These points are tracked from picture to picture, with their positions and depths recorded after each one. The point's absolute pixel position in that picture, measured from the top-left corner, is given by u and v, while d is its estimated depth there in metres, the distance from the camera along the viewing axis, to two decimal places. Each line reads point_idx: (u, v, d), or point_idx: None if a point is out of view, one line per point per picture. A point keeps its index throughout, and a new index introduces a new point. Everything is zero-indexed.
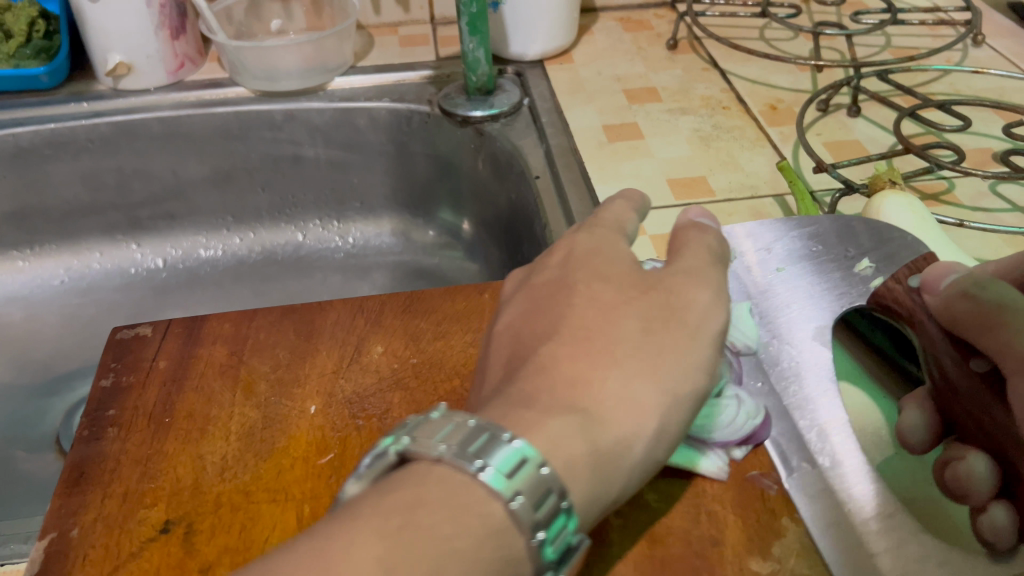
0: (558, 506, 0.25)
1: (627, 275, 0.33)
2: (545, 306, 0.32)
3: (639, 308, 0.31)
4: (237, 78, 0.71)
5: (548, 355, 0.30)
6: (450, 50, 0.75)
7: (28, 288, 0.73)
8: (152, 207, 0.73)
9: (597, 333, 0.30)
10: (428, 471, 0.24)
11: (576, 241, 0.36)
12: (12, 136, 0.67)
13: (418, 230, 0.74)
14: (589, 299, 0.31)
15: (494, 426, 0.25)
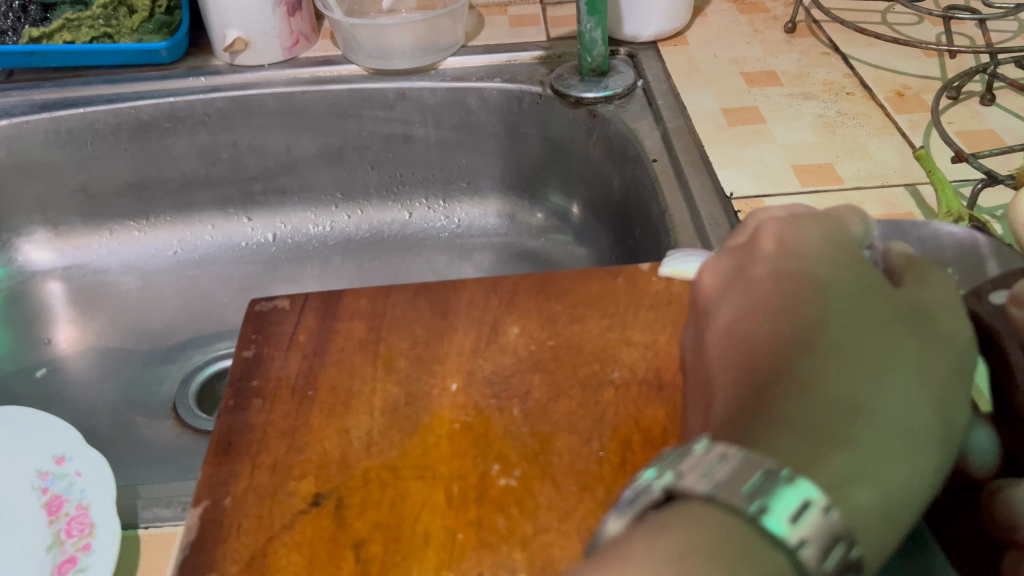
0: (845, 559, 0.22)
1: (869, 283, 0.30)
2: (775, 309, 0.29)
3: (897, 327, 0.29)
4: (350, 56, 0.71)
5: (797, 365, 0.27)
6: (561, 30, 0.74)
7: (142, 258, 0.74)
8: (264, 181, 0.74)
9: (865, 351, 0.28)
10: (697, 511, 0.22)
11: (780, 233, 0.33)
12: (134, 109, 0.69)
13: (524, 212, 0.73)
14: (839, 305, 0.29)
15: (763, 460, 0.23)
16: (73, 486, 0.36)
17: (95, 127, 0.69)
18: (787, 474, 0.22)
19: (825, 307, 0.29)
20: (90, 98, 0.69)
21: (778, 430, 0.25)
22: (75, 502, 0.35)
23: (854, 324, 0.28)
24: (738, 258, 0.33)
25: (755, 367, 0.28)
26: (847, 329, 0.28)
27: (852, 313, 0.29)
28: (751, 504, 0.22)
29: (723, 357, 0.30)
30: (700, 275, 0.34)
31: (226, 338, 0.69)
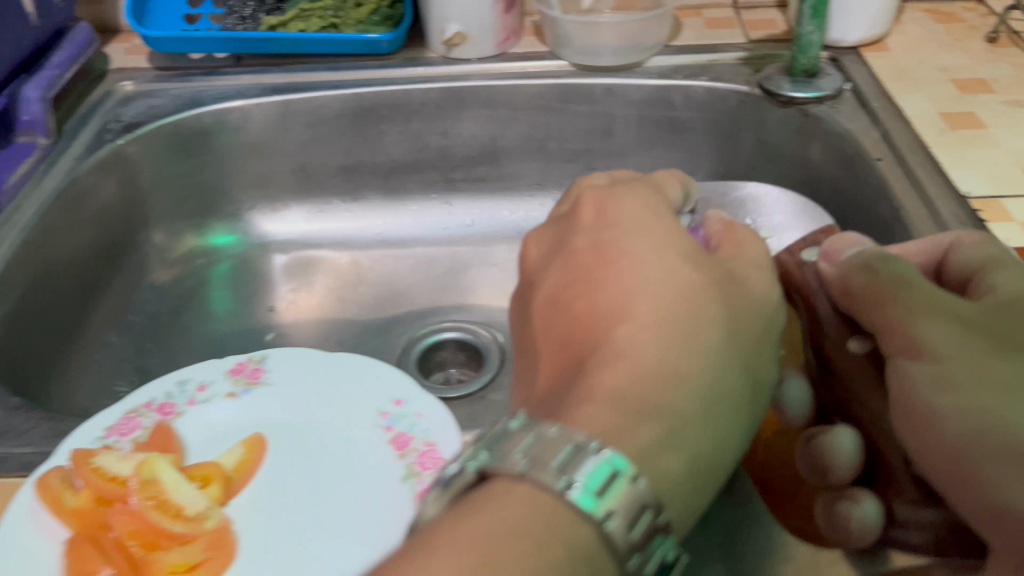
0: (650, 523, 0.29)
1: (687, 262, 0.37)
2: (588, 287, 0.37)
3: (693, 296, 0.35)
4: (559, 52, 0.75)
5: (608, 333, 0.34)
6: (759, 34, 0.76)
7: (348, 232, 0.78)
8: (466, 169, 0.78)
9: (598, 295, 0.36)
10: (510, 487, 0.28)
11: (634, 218, 0.39)
12: (357, 96, 0.73)
13: None
14: (644, 273, 0.36)
15: (580, 438, 0.29)
16: (415, 426, 0.41)
17: (320, 112, 0.74)
18: (598, 450, 0.28)
19: (667, 283, 0.35)
20: (315, 84, 0.74)
21: (589, 402, 0.31)
22: (422, 439, 0.40)
23: (668, 298, 0.35)
24: (559, 232, 0.41)
25: (577, 344, 0.35)
26: (659, 303, 0.34)
27: (665, 283, 0.35)
28: (570, 485, 0.27)
29: (548, 327, 0.37)
30: (570, 241, 0.40)
31: (436, 315, 0.72)
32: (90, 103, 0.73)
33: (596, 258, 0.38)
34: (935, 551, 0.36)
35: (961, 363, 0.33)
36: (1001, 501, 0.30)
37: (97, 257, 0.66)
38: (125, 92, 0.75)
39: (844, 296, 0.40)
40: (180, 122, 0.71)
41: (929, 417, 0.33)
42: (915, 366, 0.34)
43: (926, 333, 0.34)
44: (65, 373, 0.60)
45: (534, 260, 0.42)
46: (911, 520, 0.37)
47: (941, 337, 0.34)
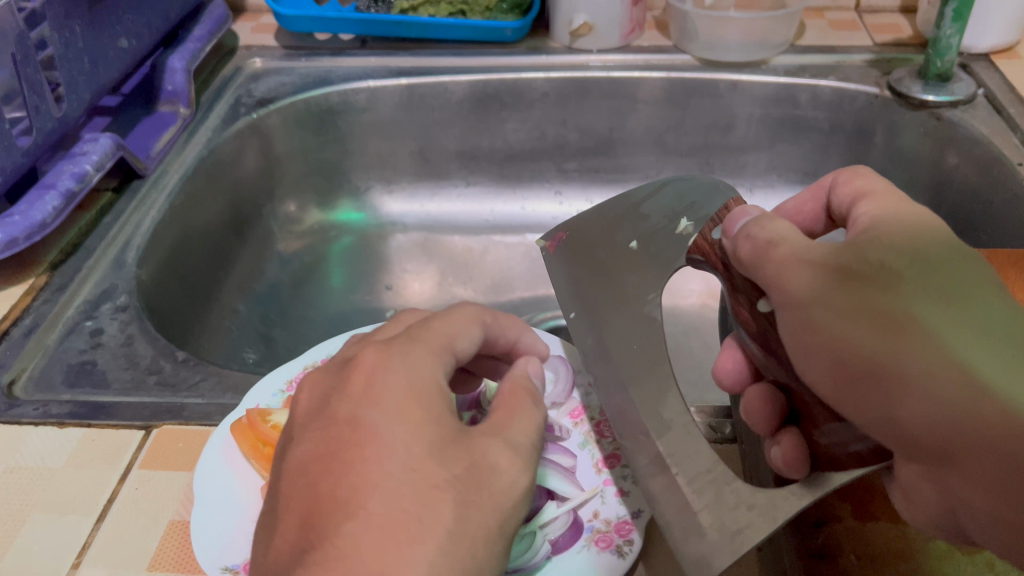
0: None
1: (429, 445, 0.29)
2: (336, 458, 0.29)
3: (395, 486, 0.27)
4: (683, 46, 0.75)
5: (330, 523, 0.27)
6: (885, 37, 0.76)
7: (462, 217, 0.80)
8: (582, 160, 0.78)
9: (354, 467, 0.28)
10: None
11: (402, 373, 0.32)
12: (483, 81, 0.73)
13: None
14: (389, 466, 0.28)
15: None
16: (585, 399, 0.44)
17: (444, 96, 0.74)
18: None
19: (359, 452, 0.29)
20: (443, 68, 0.74)
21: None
22: (594, 414, 0.43)
23: (385, 477, 0.28)
24: (333, 385, 0.32)
25: (312, 526, 0.27)
26: (378, 479, 0.28)
27: (412, 480, 0.28)
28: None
29: (290, 502, 0.29)
30: (350, 379, 0.32)
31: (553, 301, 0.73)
32: (221, 78, 0.74)
33: (356, 422, 0.30)
34: (859, 463, 0.30)
35: (821, 305, 0.30)
36: (885, 412, 0.28)
37: (230, 227, 0.68)
38: (254, 69, 0.76)
39: (738, 263, 0.36)
40: (309, 99, 0.72)
41: (809, 352, 0.31)
42: (791, 316, 0.32)
43: (794, 280, 0.31)
44: (204, 332, 0.60)
45: (300, 415, 0.32)
46: (842, 433, 0.31)
47: (807, 281, 0.31)
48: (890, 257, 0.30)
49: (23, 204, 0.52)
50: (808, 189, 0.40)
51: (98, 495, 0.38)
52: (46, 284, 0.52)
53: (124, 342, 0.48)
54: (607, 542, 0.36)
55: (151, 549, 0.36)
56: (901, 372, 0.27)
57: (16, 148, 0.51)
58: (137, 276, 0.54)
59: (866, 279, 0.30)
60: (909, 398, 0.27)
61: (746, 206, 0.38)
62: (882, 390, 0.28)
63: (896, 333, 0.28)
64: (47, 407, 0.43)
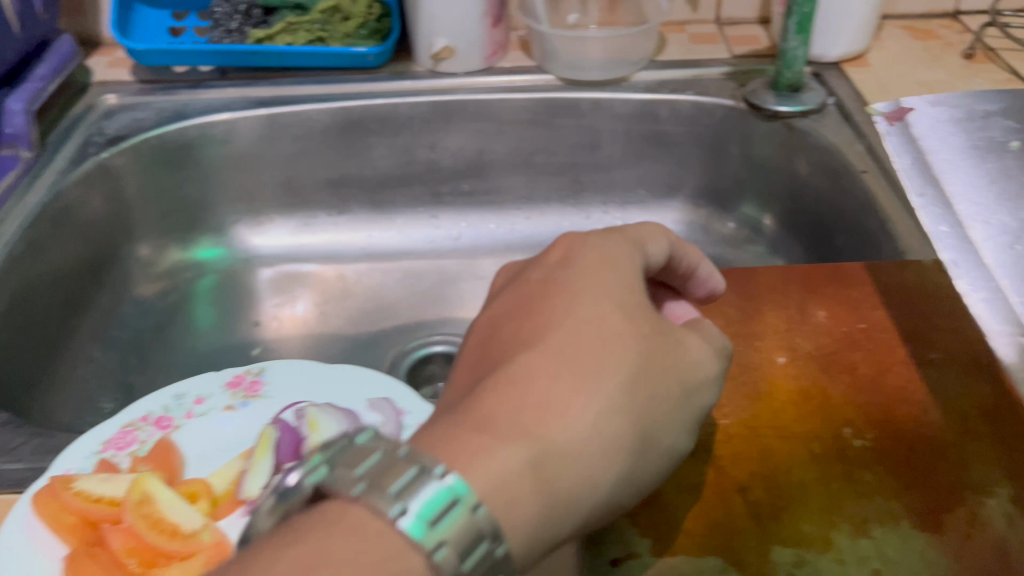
0: (487, 555, 0.26)
1: (628, 310, 0.34)
2: (530, 308, 0.35)
3: (608, 360, 0.32)
4: (545, 66, 0.75)
5: (520, 372, 0.31)
6: (742, 49, 0.77)
7: (335, 249, 0.77)
8: (453, 183, 0.78)
9: (561, 332, 0.33)
10: (342, 509, 0.25)
11: (601, 287, 0.35)
12: (345, 109, 0.72)
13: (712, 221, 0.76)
14: (585, 319, 0.33)
15: (429, 464, 0.26)
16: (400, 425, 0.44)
17: (306, 125, 0.73)
18: (442, 476, 0.26)
19: (564, 333, 0.33)
20: (303, 97, 0.73)
21: (532, 430, 0.29)
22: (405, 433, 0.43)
23: (567, 346, 0.32)
24: (533, 269, 0.38)
25: (486, 365, 0.33)
26: (598, 363, 0.32)
27: (601, 322, 0.33)
28: (401, 509, 0.25)
29: (483, 353, 0.34)
30: (519, 283, 0.37)
31: (426, 328, 0.72)
32: (72, 117, 0.71)
33: (537, 293, 0.36)
34: None
35: None
36: None
37: (83, 272, 0.65)
38: (107, 106, 0.73)
39: None
40: (165, 134, 0.70)
41: None
42: None
43: None
44: (48, 385, 0.58)
45: (479, 330, 0.36)
46: None
47: None
48: None
49: None
50: None
51: None
52: None
53: None
54: None
55: None
56: None
57: None
58: None
59: None
60: None
61: None
62: None
63: None
64: None
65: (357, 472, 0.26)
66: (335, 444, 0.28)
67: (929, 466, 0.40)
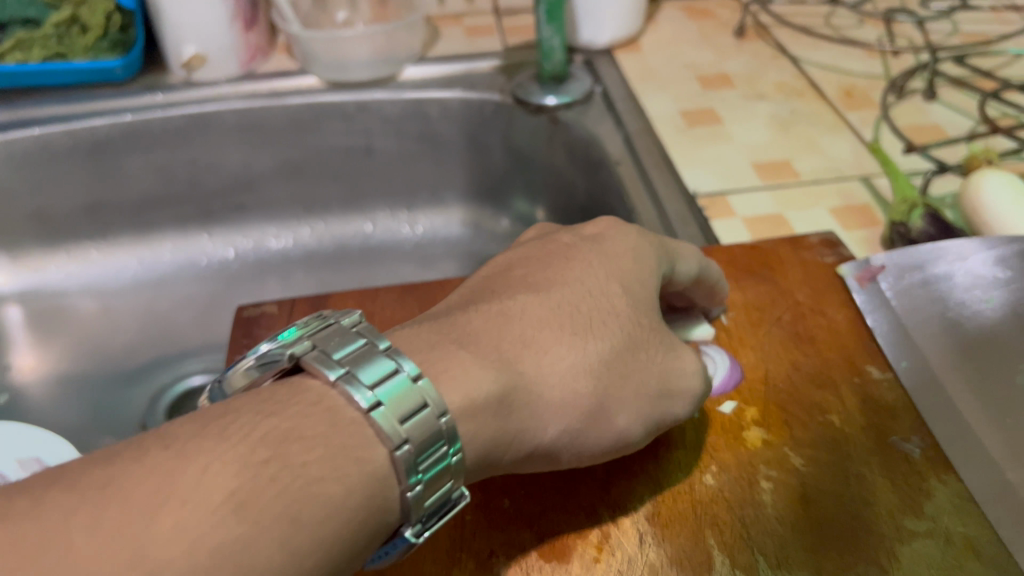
0: (441, 454, 0.28)
1: (630, 298, 0.39)
2: (553, 265, 0.40)
3: (606, 328, 0.37)
4: (307, 68, 0.72)
5: (544, 337, 0.36)
6: (515, 40, 0.75)
7: (100, 280, 0.73)
8: (223, 199, 0.73)
9: (525, 296, 0.37)
10: (320, 392, 0.28)
11: (614, 269, 0.40)
12: (90, 129, 0.67)
13: (489, 219, 0.74)
14: (613, 290, 0.39)
15: (403, 366, 0.29)
16: None
17: (46, 149, 0.67)
18: (414, 376, 0.29)
19: (565, 301, 0.38)
20: (43, 118, 0.67)
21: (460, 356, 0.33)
22: None
23: (555, 305, 0.37)
24: (510, 253, 0.42)
25: (488, 305, 0.37)
26: (544, 319, 0.37)
27: (597, 299, 0.38)
28: (368, 395, 0.27)
29: (482, 293, 0.39)
30: (493, 260, 0.43)
31: (197, 355, 0.69)
32: None
33: (560, 252, 0.41)
34: None
35: None
36: None
37: None
38: None
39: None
40: None
41: None
42: None
43: None
44: None
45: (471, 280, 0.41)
46: None
47: None
48: None
49: None
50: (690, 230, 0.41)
51: None
52: None
53: None
54: None
55: None
56: None
57: None
58: None
59: None
60: None
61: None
62: None
63: None
64: None
65: (326, 360, 0.28)
66: (323, 326, 0.30)
67: (592, 493, 0.39)
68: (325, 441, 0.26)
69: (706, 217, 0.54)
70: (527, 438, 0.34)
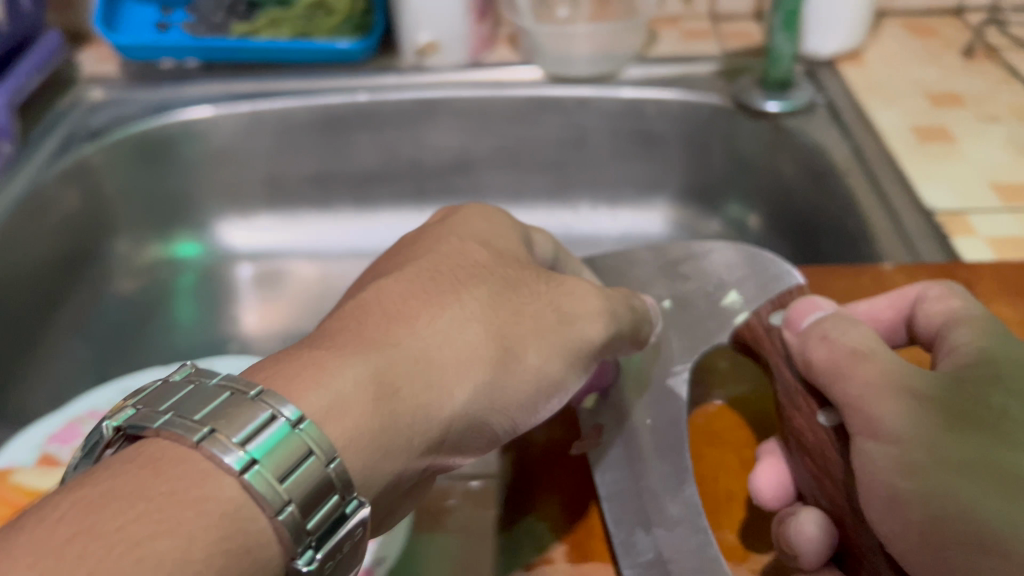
0: (316, 471, 0.25)
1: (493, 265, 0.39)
2: (421, 250, 0.40)
3: (478, 282, 0.37)
4: (532, 61, 0.74)
5: (414, 304, 0.34)
6: (735, 45, 0.76)
7: (321, 245, 0.77)
8: (439, 179, 0.77)
9: (397, 274, 0.37)
10: (165, 446, 0.24)
11: (468, 233, 0.42)
12: (328, 104, 0.72)
13: (702, 222, 0.74)
14: (465, 260, 0.39)
15: (241, 389, 0.26)
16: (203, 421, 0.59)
17: (289, 120, 0.72)
18: (295, 421, 0.26)
19: (423, 273, 0.37)
20: (286, 92, 0.73)
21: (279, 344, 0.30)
22: None
23: (418, 274, 0.37)
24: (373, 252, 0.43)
25: (348, 289, 0.36)
26: (406, 295, 0.35)
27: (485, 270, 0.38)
28: (241, 455, 0.24)
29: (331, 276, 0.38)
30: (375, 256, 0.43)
31: None
32: (55, 113, 0.71)
33: (413, 240, 0.42)
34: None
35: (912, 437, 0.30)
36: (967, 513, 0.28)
37: (62, 265, 0.66)
38: (93, 101, 0.73)
39: (804, 366, 0.38)
40: (147, 131, 0.70)
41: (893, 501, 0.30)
42: (873, 446, 0.31)
43: (889, 414, 0.31)
44: None
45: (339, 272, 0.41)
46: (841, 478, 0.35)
47: (899, 417, 0.31)
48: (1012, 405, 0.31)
49: None
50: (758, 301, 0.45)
51: None
52: None
53: None
54: None
55: None
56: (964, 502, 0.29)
57: None
58: None
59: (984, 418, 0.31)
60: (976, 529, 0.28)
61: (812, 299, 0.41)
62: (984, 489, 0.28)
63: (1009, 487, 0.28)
64: None
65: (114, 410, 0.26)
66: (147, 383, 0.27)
67: None
68: (154, 490, 0.22)
69: (946, 233, 0.53)
70: (428, 414, 0.31)
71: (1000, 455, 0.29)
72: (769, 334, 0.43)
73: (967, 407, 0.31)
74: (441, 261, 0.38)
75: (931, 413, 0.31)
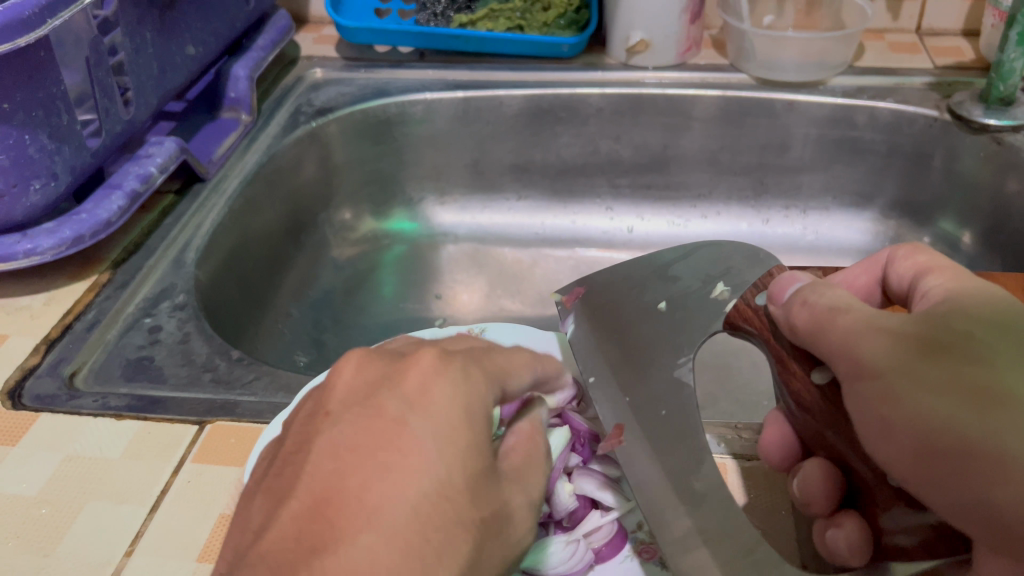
0: None
1: (469, 475, 0.29)
2: (372, 460, 0.27)
3: (450, 540, 0.27)
4: (740, 65, 0.74)
5: (341, 527, 0.26)
6: (945, 60, 0.75)
7: (512, 232, 0.81)
8: (634, 176, 0.79)
9: (377, 494, 0.26)
10: None
11: (450, 453, 0.28)
12: (538, 96, 0.74)
13: (908, 234, 0.74)
14: (426, 483, 0.27)
15: None
16: None
17: (500, 109, 0.74)
18: None
19: (403, 525, 0.26)
20: (497, 82, 0.75)
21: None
22: None
23: (400, 521, 0.26)
24: (381, 373, 0.31)
25: (322, 514, 0.26)
26: (382, 550, 0.25)
27: (442, 501, 0.27)
28: None
29: (316, 477, 0.28)
30: (326, 420, 0.30)
31: None
32: (283, 87, 0.75)
33: (382, 442, 0.28)
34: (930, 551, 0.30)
35: (930, 409, 0.29)
36: (992, 497, 0.27)
37: (287, 231, 0.69)
38: (314, 79, 0.77)
39: (789, 332, 0.36)
40: (367, 109, 0.73)
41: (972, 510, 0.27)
42: (890, 420, 0.30)
43: (869, 356, 0.32)
44: (258, 335, 0.62)
45: (348, 381, 0.32)
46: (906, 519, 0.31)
47: (919, 399, 0.29)
48: (992, 345, 0.30)
49: (90, 202, 0.53)
50: (861, 264, 0.40)
51: (151, 487, 0.40)
52: (109, 281, 0.54)
53: (181, 339, 0.50)
54: (650, 553, 0.35)
55: (200, 541, 0.37)
56: (993, 460, 0.27)
57: (85, 148, 0.52)
58: (195, 275, 0.55)
59: (954, 355, 0.30)
60: (1006, 485, 0.26)
61: (797, 272, 0.38)
62: (978, 473, 0.27)
63: (976, 461, 0.27)
64: (105, 400, 0.45)
65: None
66: None
67: None
68: None
69: None
70: None
71: (968, 375, 0.29)
72: (759, 316, 0.38)
73: (934, 338, 0.31)
74: (424, 480, 0.27)
75: (952, 391, 0.29)
